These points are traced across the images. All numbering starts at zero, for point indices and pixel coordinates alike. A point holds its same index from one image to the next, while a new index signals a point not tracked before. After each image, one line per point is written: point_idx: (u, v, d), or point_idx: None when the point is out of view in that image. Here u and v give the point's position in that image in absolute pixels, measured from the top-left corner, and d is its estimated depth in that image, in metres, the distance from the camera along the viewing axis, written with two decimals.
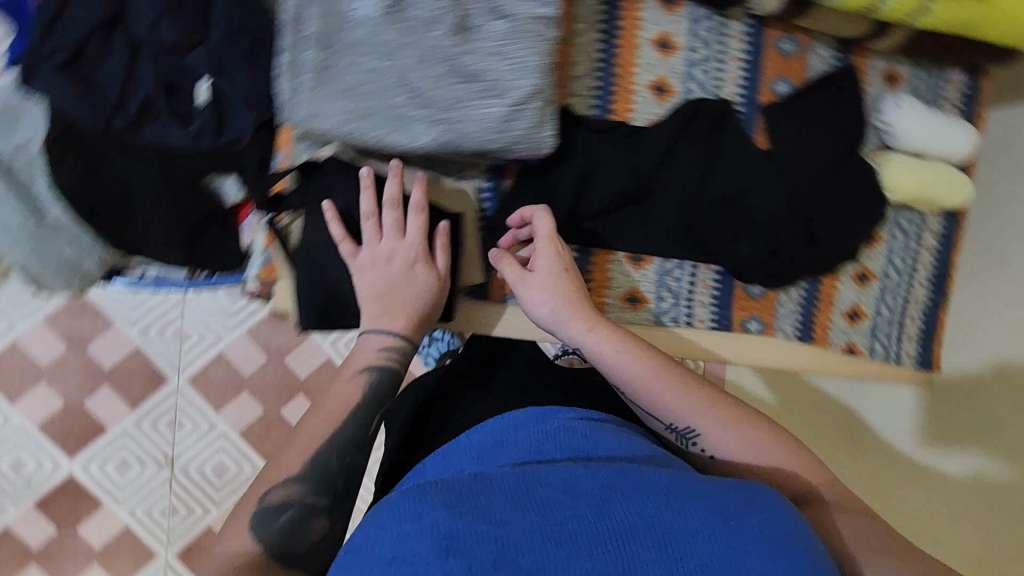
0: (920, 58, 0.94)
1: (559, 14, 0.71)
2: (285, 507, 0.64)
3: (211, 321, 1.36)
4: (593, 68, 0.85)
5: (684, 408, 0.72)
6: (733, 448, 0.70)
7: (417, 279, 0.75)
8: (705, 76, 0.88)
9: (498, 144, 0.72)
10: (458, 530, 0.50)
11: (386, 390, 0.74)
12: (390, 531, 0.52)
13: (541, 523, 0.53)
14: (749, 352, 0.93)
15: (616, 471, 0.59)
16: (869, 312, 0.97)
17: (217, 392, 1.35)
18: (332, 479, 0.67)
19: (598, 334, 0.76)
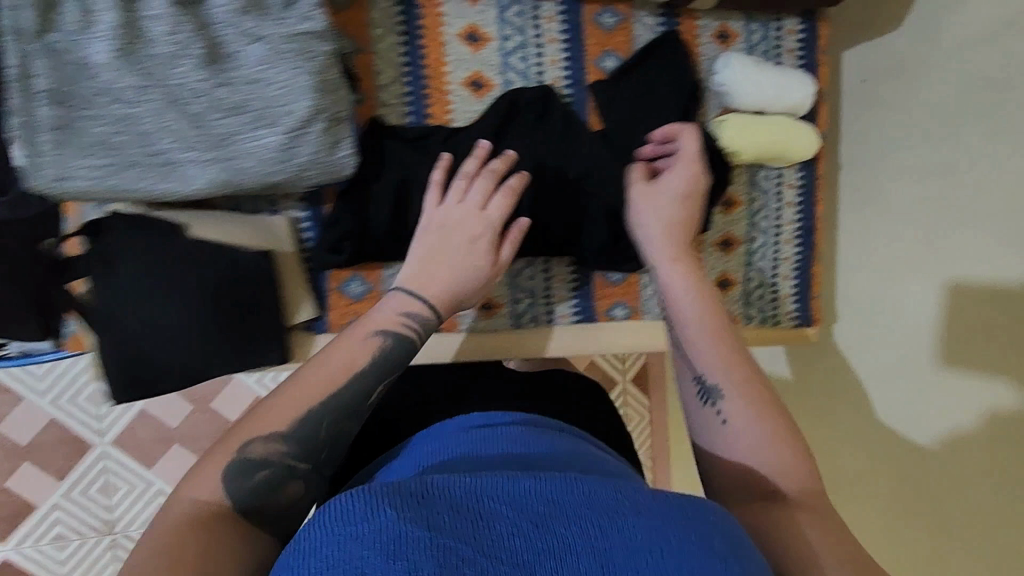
0: (750, 11, 0.90)
1: (322, 27, 0.66)
2: (264, 463, 0.56)
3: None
4: (401, 74, 0.81)
5: (716, 365, 0.66)
6: (758, 434, 0.62)
7: (476, 251, 0.72)
8: (524, 64, 0.84)
9: (285, 175, 0.67)
10: (419, 536, 0.40)
11: (400, 358, 0.66)
12: (334, 532, 0.41)
13: (491, 536, 0.41)
14: (619, 340, 0.91)
15: (570, 476, 0.45)
16: (739, 278, 0.95)
17: (146, 450, 1.30)
18: (318, 443, 0.59)
19: (676, 269, 0.74)
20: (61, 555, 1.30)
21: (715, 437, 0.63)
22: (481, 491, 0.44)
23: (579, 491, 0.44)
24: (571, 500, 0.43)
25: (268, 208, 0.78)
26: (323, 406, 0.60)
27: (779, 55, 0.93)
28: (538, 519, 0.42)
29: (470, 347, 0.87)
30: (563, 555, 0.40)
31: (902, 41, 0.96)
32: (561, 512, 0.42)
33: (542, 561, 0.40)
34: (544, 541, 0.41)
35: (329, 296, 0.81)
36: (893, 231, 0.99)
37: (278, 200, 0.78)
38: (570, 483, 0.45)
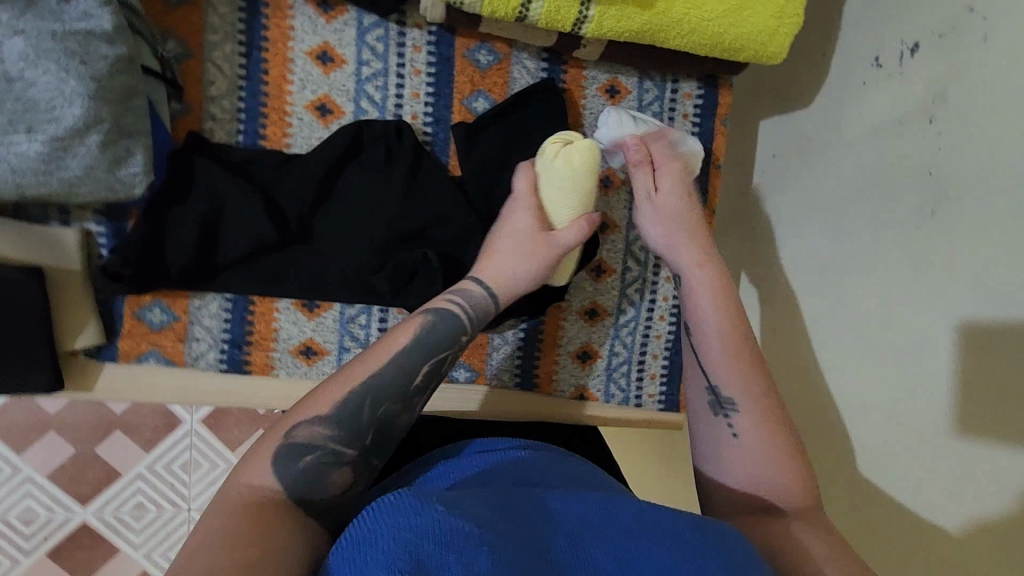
0: (645, 68, 0.84)
1: (107, 30, 0.58)
2: (310, 448, 0.53)
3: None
4: (237, 88, 0.73)
5: (736, 380, 0.66)
6: (759, 445, 0.63)
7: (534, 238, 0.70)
8: (381, 94, 0.77)
9: (46, 186, 0.60)
10: (469, 533, 0.44)
11: (444, 333, 0.62)
12: (390, 526, 0.44)
13: (528, 548, 0.46)
14: (459, 403, 0.84)
15: (600, 498, 0.51)
16: (603, 352, 0.87)
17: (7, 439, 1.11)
18: (362, 429, 0.55)
19: (699, 275, 0.72)
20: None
21: (716, 452, 0.65)
22: (520, 509, 0.49)
23: (608, 511, 0.50)
24: (600, 518, 0.49)
25: (58, 217, 0.69)
26: (365, 386, 0.56)
27: (672, 119, 0.87)
28: (571, 535, 0.48)
29: (289, 394, 0.79)
30: (597, 568, 0.46)
31: (808, 120, 0.90)
32: (597, 528, 0.48)
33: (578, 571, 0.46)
34: (579, 558, 0.46)
35: (123, 322, 0.72)
36: (775, 318, 0.94)
37: (72, 210, 0.69)
38: (601, 503, 0.51)
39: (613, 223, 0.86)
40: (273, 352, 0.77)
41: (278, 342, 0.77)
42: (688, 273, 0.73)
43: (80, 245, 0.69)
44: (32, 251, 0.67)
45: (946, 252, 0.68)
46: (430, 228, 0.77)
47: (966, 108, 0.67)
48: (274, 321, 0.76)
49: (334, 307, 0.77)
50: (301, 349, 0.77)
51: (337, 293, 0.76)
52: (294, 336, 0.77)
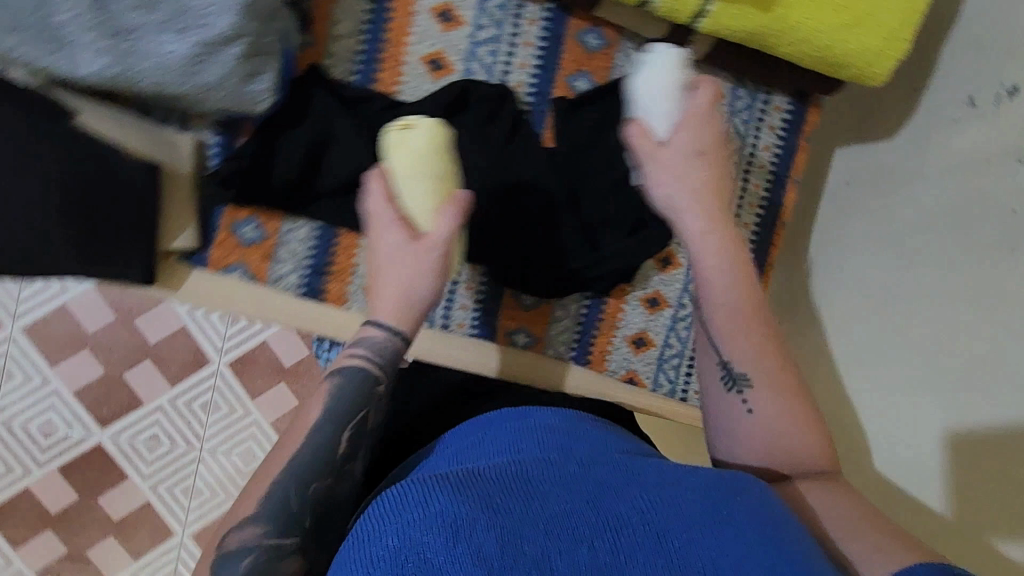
0: (742, 76, 0.86)
1: None
2: (245, 552, 0.52)
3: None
4: (360, 31, 0.77)
5: (750, 355, 0.64)
6: (779, 418, 0.60)
7: (412, 256, 0.63)
8: (491, 59, 0.80)
9: (183, 89, 0.63)
10: (475, 517, 0.44)
11: (355, 387, 0.60)
12: (394, 521, 0.44)
13: (543, 514, 0.45)
14: (513, 367, 0.85)
15: (614, 464, 0.50)
16: (657, 341, 0.89)
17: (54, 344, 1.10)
18: (298, 515, 0.53)
19: (708, 241, 0.69)
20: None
21: (734, 428, 0.62)
22: (532, 479, 0.48)
23: (629, 475, 0.49)
24: (616, 483, 0.48)
25: (178, 123, 0.73)
26: (289, 471, 0.55)
27: (759, 128, 0.89)
28: (590, 496, 0.47)
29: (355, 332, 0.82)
30: (619, 523, 0.45)
31: (892, 151, 0.91)
32: (612, 489, 0.48)
33: (601, 532, 0.44)
34: (601, 515, 0.45)
35: (217, 232, 0.75)
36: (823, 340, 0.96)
37: (191, 117, 0.73)
38: (616, 467, 0.50)
39: None
40: (349, 286, 0.79)
41: (355, 278, 0.79)
42: (716, 242, 0.69)
43: (193, 150, 0.73)
44: (150, 149, 0.70)
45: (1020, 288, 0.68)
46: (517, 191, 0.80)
47: None
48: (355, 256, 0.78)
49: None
50: None
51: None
52: None
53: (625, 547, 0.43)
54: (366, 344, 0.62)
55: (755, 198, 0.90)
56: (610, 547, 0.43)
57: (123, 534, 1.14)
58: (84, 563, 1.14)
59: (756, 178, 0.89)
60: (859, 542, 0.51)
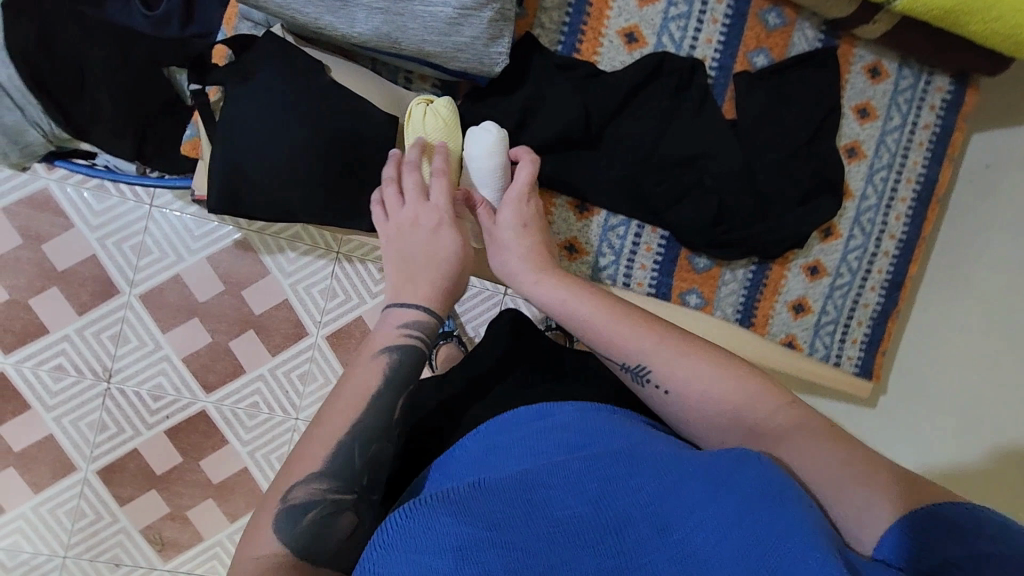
0: (909, 57, 0.91)
1: None
2: (310, 504, 0.55)
3: (175, 237, 1.20)
4: (565, 4, 0.83)
5: (634, 344, 0.61)
6: (692, 382, 0.58)
7: (447, 239, 0.69)
8: (681, 33, 0.86)
9: (438, 48, 0.69)
10: (479, 537, 0.45)
11: (410, 369, 0.64)
12: (405, 547, 0.46)
13: (549, 522, 0.47)
14: (685, 325, 0.90)
15: (617, 457, 0.51)
16: (815, 308, 0.93)
17: (169, 312, 1.20)
18: (357, 473, 0.58)
19: (544, 285, 0.69)
20: (53, 389, 1.18)
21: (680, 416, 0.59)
22: (536, 487, 0.49)
23: (630, 467, 0.50)
24: (623, 475, 0.49)
25: (404, 84, 0.80)
26: (355, 429, 0.59)
27: (920, 108, 0.93)
28: (594, 496, 0.48)
29: None
30: (623, 522, 0.46)
31: None
32: (614, 485, 0.49)
33: (606, 537, 0.46)
34: (603, 517, 0.47)
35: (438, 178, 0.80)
36: (959, 317, 1.02)
37: (416, 80, 0.81)
38: (622, 461, 0.51)
39: (848, 191, 0.93)
40: None
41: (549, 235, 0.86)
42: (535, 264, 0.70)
43: None
44: (388, 104, 0.76)
45: None
46: (704, 157, 0.85)
47: None
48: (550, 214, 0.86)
49: (602, 212, 0.86)
50: (566, 245, 0.86)
51: (614, 203, 0.85)
52: (563, 233, 0.86)
53: (632, 543, 0.45)
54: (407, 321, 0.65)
55: (913, 174, 0.94)
56: (614, 552, 0.45)
57: (219, 497, 1.23)
58: (184, 522, 1.23)
59: (915, 154, 0.94)
60: (845, 504, 0.46)
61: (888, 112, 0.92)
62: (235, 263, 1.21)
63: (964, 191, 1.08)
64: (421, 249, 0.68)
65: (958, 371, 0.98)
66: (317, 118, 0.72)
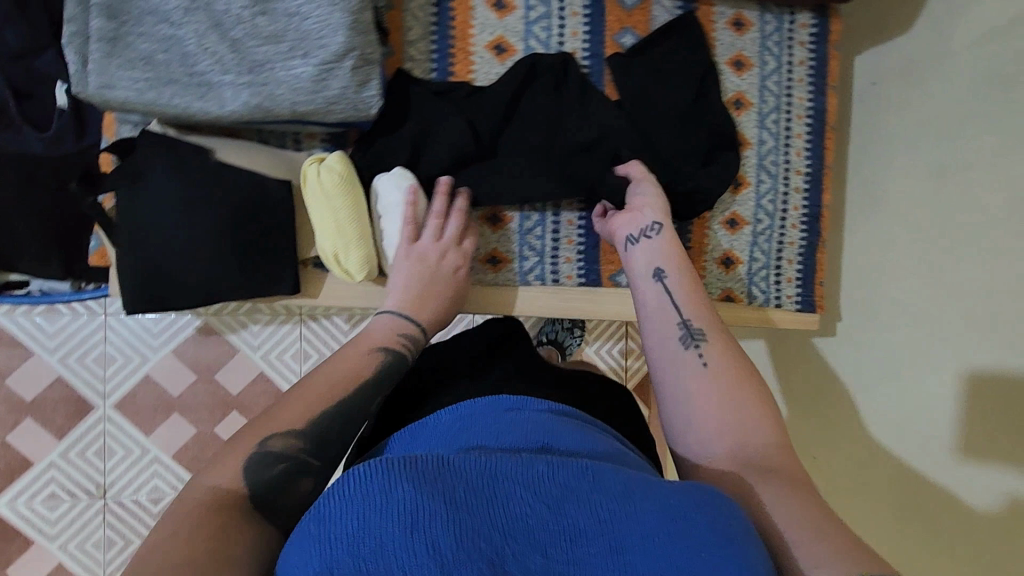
0: (767, 2, 0.95)
1: None
2: (281, 457, 0.60)
3: (135, 342, 1.34)
4: (430, 33, 0.85)
5: (703, 320, 0.73)
6: (729, 381, 0.67)
7: (457, 282, 0.81)
8: (546, 33, 0.89)
9: (312, 106, 0.71)
10: (435, 513, 0.46)
11: (395, 372, 0.72)
12: (358, 506, 0.47)
13: (503, 514, 0.48)
14: (622, 306, 0.92)
15: (582, 467, 0.51)
16: (744, 258, 0.96)
17: (147, 413, 1.35)
18: (328, 442, 0.63)
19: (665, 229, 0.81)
20: (51, 516, 1.33)
21: (684, 382, 0.68)
22: (499, 476, 0.50)
23: (596, 484, 0.50)
24: (583, 486, 0.49)
25: (293, 145, 0.81)
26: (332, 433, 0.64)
27: (791, 47, 0.97)
28: (553, 501, 0.48)
29: (478, 302, 0.90)
30: (577, 532, 0.47)
31: (915, 44, 1.00)
32: (576, 496, 0.49)
33: (558, 541, 0.47)
34: (557, 521, 0.47)
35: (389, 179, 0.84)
36: (880, 234, 1.07)
37: (303, 138, 0.82)
38: (586, 472, 0.51)
39: (744, 140, 0.96)
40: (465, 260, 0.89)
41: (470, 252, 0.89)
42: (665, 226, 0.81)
43: None
44: (279, 169, 0.78)
45: None
46: (600, 142, 0.87)
47: None
48: None
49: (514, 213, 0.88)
50: (488, 258, 0.89)
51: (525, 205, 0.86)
52: (483, 247, 0.89)
53: (580, 555, 0.46)
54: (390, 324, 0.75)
55: (801, 109, 0.98)
56: (564, 556, 0.46)
57: None
58: None
59: (799, 91, 0.97)
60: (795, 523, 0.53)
61: (761, 58, 0.96)
62: (200, 350, 1.36)
63: (860, 111, 1.11)
64: (418, 271, 0.79)
65: (900, 285, 1.02)
66: (211, 200, 0.73)
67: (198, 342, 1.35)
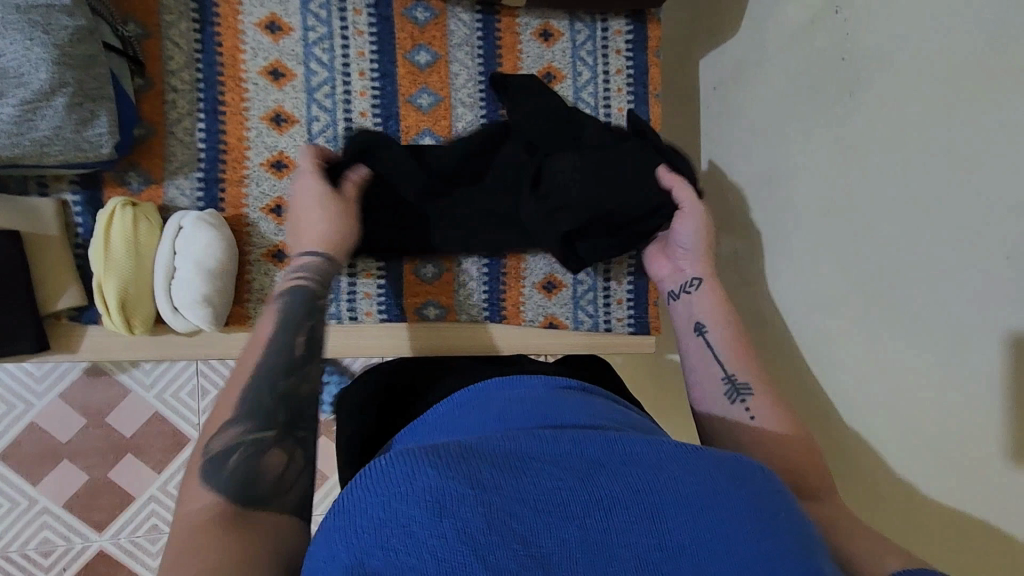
0: (574, 10, 0.89)
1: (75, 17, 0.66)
2: (232, 449, 0.56)
3: (15, 389, 1.24)
4: (194, 61, 0.79)
5: (749, 368, 0.73)
6: (778, 418, 0.69)
7: (321, 201, 0.75)
8: (328, 56, 0.83)
9: (19, 150, 0.65)
10: (461, 493, 0.43)
11: (304, 308, 0.69)
12: (379, 492, 0.44)
13: (535, 492, 0.44)
14: (432, 340, 0.87)
15: (610, 442, 0.49)
16: (567, 281, 0.90)
17: (33, 464, 1.25)
18: (272, 410, 0.59)
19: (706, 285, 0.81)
20: None
21: (734, 431, 0.70)
22: (527, 455, 0.47)
23: (625, 456, 0.47)
24: (614, 460, 0.47)
25: (35, 190, 0.75)
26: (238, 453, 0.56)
27: (605, 55, 0.91)
28: (583, 475, 0.46)
29: None
30: (609, 504, 0.44)
31: (742, 44, 0.95)
32: (607, 469, 0.46)
33: (591, 511, 0.43)
34: (589, 493, 0.44)
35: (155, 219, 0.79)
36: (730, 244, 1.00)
37: (47, 182, 0.75)
38: (614, 444, 0.48)
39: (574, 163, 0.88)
40: (248, 302, 0.82)
41: (253, 293, 0.82)
42: (704, 280, 0.81)
43: (56, 213, 0.74)
44: (6, 216, 0.71)
45: (877, 130, 0.71)
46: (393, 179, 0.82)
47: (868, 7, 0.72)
48: (248, 272, 0.81)
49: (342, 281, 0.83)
50: None
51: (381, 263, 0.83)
52: (269, 287, 0.82)
53: (618, 530, 0.43)
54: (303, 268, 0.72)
55: (622, 120, 0.92)
56: (600, 525, 0.43)
57: None
58: None
59: (617, 101, 0.92)
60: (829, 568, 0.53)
61: (574, 69, 0.91)
62: (89, 394, 1.27)
63: (702, 115, 1.06)
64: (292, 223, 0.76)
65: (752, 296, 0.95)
66: None
67: (85, 384, 1.25)
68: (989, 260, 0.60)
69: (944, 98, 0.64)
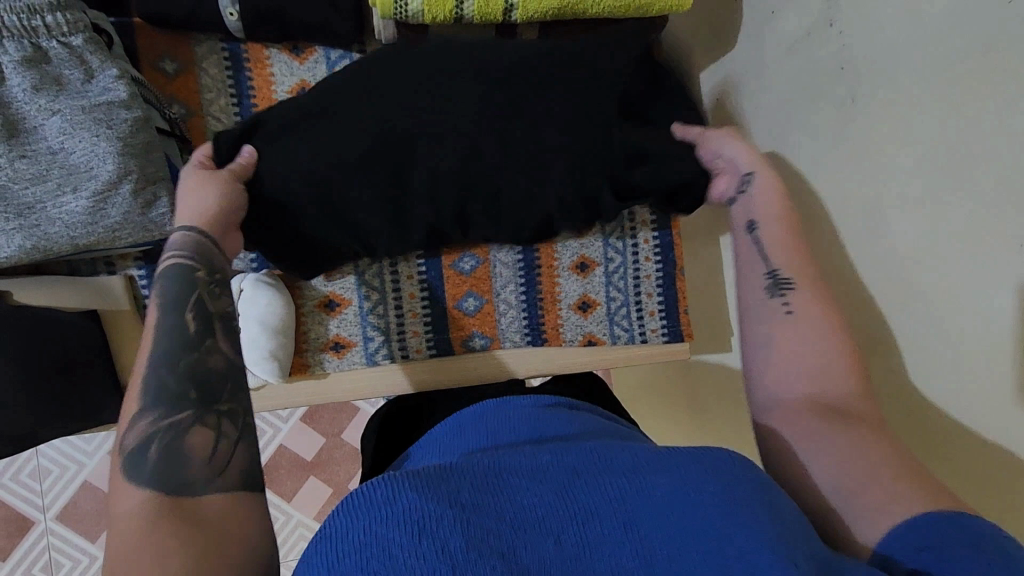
0: None
1: (133, 106, 0.71)
2: (149, 441, 0.52)
3: (69, 450, 1.31)
4: None
5: (793, 263, 0.70)
6: (814, 315, 0.66)
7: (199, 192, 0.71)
8: None
9: (94, 237, 0.71)
10: (439, 515, 0.45)
11: (175, 287, 0.63)
12: (362, 519, 0.46)
13: (512, 508, 0.47)
14: (472, 370, 0.92)
15: (587, 452, 0.52)
16: (601, 299, 0.94)
17: (91, 522, 1.31)
18: (182, 392, 0.56)
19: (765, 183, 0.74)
20: None
21: (768, 328, 0.68)
22: (503, 475, 0.50)
23: (602, 465, 0.51)
24: (591, 468, 0.50)
25: (104, 269, 0.80)
26: (159, 440, 0.52)
27: None
28: (560, 488, 0.48)
29: (326, 389, 0.89)
30: (587, 514, 0.46)
31: (744, 57, 0.99)
32: (582, 479, 0.49)
33: (568, 525, 0.46)
34: (567, 506, 0.47)
35: None
36: None
37: (114, 260, 0.80)
38: (590, 455, 0.52)
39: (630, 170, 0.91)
40: (308, 352, 0.88)
41: (311, 343, 0.88)
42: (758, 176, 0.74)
43: (126, 289, 0.80)
44: (83, 298, 0.77)
45: (881, 132, 0.75)
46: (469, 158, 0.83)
47: (863, 18, 0.77)
48: (304, 324, 0.87)
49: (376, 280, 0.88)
50: (332, 345, 0.88)
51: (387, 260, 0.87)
52: (324, 335, 0.88)
53: (592, 540, 0.45)
54: (173, 246, 0.67)
55: None
56: (576, 539, 0.45)
57: None
58: None
59: None
60: None
61: None
62: None
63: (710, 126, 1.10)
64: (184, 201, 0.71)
65: None
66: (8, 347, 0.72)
67: None
68: (988, 252, 0.64)
69: (943, 104, 0.68)
